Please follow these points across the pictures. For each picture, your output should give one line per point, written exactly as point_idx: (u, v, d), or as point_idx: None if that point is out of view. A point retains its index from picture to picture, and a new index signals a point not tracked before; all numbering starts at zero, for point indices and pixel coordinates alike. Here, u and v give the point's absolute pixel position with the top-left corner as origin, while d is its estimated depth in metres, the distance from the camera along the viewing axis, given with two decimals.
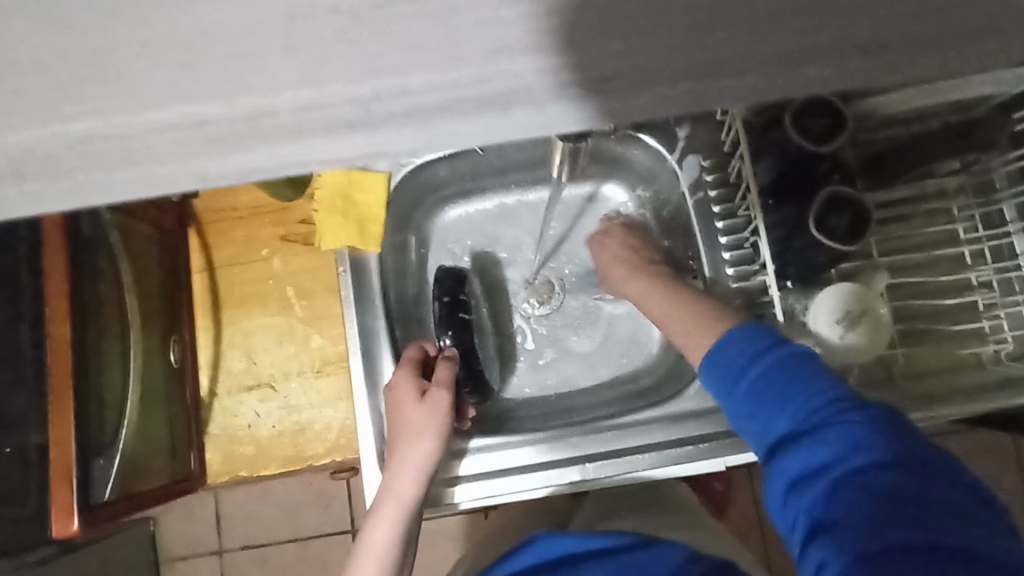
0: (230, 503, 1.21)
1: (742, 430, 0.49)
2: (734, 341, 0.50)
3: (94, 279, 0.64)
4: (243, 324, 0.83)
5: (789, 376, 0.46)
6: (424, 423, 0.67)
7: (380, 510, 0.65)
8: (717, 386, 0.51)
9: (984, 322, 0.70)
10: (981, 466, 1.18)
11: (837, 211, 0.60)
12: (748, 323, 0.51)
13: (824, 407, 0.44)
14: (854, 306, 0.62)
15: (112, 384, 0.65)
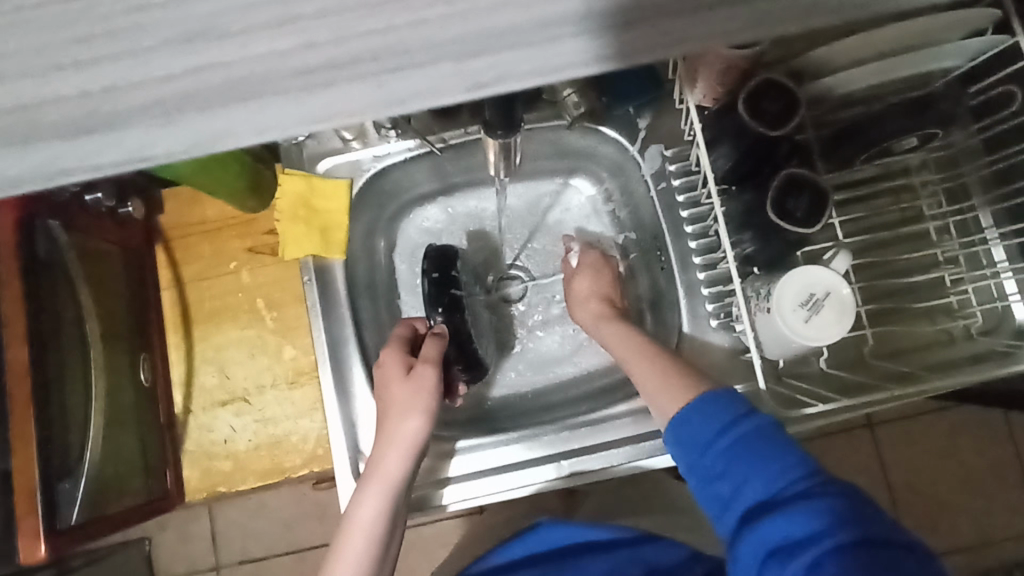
0: (224, 519, 1.20)
1: (708, 493, 0.50)
2: (707, 406, 0.52)
3: (53, 300, 0.64)
4: (214, 339, 0.83)
5: (761, 448, 0.49)
6: (410, 400, 0.65)
7: (365, 489, 0.63)
8: (684, 448, 0.53)
9: (952, 297, 0.70)
10: (973, 442, 1.17)
11: (794, 193, 0.59)
12: (724, 390, 0.53)
13: (801, 488, 0.47)
14: (818, 288, 0.61)
15: (75, 406, 0.64)
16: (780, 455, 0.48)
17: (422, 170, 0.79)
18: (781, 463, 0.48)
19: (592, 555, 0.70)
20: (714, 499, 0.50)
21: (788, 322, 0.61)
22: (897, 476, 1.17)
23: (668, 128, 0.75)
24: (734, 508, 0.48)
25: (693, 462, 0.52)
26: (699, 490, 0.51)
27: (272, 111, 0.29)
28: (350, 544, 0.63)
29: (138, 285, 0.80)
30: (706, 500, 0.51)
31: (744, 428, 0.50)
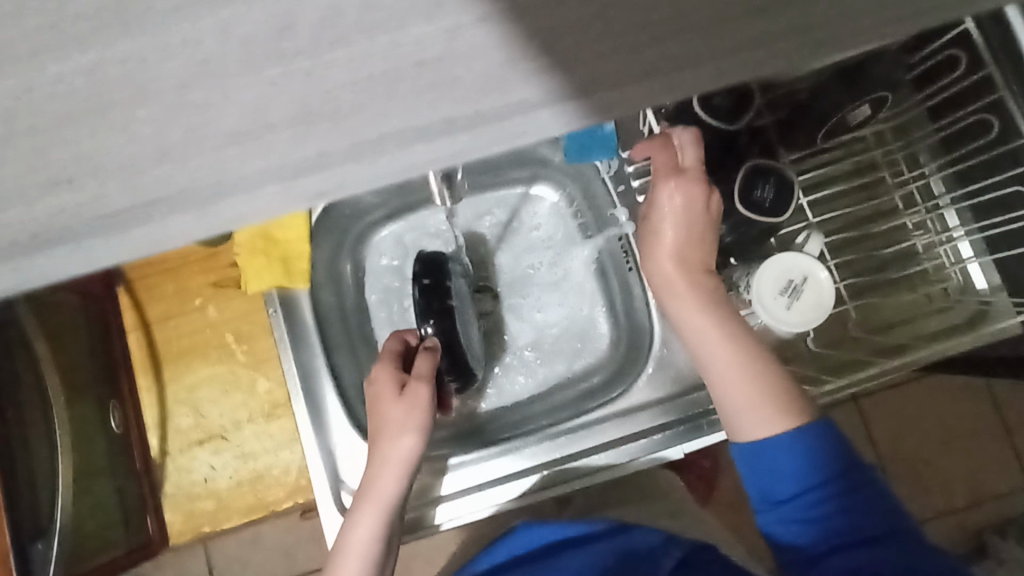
0: (220, 552, 1.19)
1: (790, 524, 0.49)
2: (808, 441, 0.50)
3: (8, 358, 0.62)
4: (185, 379, 0.81)
5: (871, 500, 0.48)
6: (404, 418, 0.64)
7: (360, 509, 0.63)
8: (763, 474, 0.52)
9: (927, 262, 0.70)
10: (951, 405, 1.20)
11: (761, 181, 0.59)
12: (826, 425, 0.51)
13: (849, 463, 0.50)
14: (796, 274, 0.62)
15: (41, 464, 0.63)
16: (886, 512, 0.48)
17: (379, 193, 0.78)
18: (881, 516, 0.47)
19: (573, 550, 0.69)
20: (799, 535, 0.49)
21: (770, 309, 0.61)
22: (883, 446, 1.19)
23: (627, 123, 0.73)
24: (819, 545, 0.47)
25: (783, 495, 0.50)
26: (775, 522, 0.50)
27: (114, 244, 0.20)
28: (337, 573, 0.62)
29: (102, 333, 0.79)
30: (780, 532, 0.50)
31: (857, 477, 0.49)
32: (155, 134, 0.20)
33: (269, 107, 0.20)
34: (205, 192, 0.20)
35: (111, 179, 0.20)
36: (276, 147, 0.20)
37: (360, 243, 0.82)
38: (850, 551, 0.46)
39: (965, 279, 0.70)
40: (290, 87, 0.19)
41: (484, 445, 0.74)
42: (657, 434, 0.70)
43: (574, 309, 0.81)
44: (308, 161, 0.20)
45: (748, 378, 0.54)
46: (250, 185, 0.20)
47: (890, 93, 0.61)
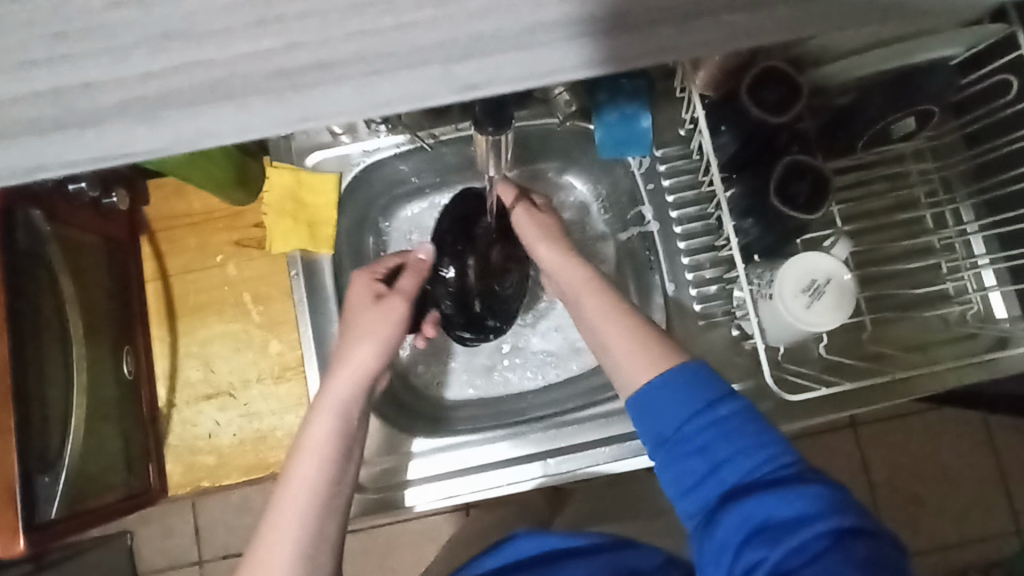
0: (208, 512, 1.19)
1: (680, 465, 0.49)
2: (681, 384, 0.50)
3: (34, 288, 0.63)
4: (199, 333, 0.82)
5: (744, 428, 0.48)
6: (372, 323, 0.63)
7: (332, 379, 0.60)
8: (649, 421, 0.51)
9: (948, 284, 0.70)
10: (953, 441, 1.19)
11: (796, 177, 0.60)
12: (699, 364, 0.51)
13: (776, 466, 0.47)
14: (819, 275, 0.61)
15: (55, 397, 0.64)
16: (763, 439, 0.48)
17: (409, 168, 0.79)
18: (761, 446, 0.47)
19: (574, 561, 0.68)
20: (686, 475, 0.49)
21: (789, 307, 0.61)
22: (879, 475, 1.18)
23: (665, 118, 0.74)
24: (703, 482, 0.48)
25: (667, 431, 0.50)
26: (663, 463, 0.50)
27: (221, 118, 0.30)
28: (310, 459, 0.57)
29: (123, 277, 0.79)
30: (668, 476, 0.50)
31: (724, 408, 0.49)
32: (278, 47, 0.29)
33: (360, 43, 0.29)
34: (294, 90, 0.30)
35: (238, 85, 0.30)
36: (353, 71, 0.29)
37: (387, 214, 0.82)
38: (746, 493, 0.46)
39: (986, 307, 0.70)
40: (377, 30, 0.29)
41: (485, 428, 0.75)
42: None
43: None
44: (379, 76, 0.30)
45: (628, 332, 0.56)
46: (327, 93, 0.30)
47: (936, 108, 0.64)
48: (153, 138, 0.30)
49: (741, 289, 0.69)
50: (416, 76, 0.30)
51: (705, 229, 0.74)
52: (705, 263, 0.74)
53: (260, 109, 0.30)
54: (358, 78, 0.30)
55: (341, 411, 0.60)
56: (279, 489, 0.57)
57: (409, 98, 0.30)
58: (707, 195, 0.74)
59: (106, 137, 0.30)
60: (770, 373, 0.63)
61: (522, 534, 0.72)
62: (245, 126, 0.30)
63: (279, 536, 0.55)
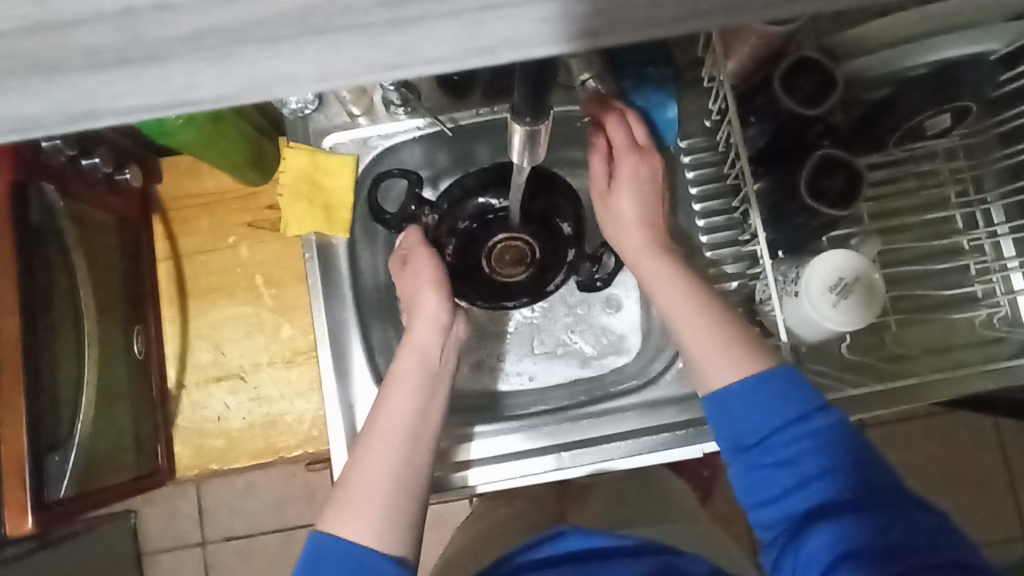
0: (212, 494, 1.19)
1: (762, 473, 0.50)
2: (768, 390, 0.51)
3: (47, 263, 0.62)
4: (209, 316, 0.81)
5: (836, 443, 0.49)
6: (419, 280, 0.64)
7: (414, 328, 0.62)
8: (730, 425, 0.53)
9: (977, 285, 0.69)
10: (964, 447, 1.18)
11: (829, 173, 0.59)
12: (793, 370, 0.52)
13: (866, 487, 0.47)
14: (847, 272, 0.60)
15: (67, 376, 0.63)
16: (850, 462, 0.48)
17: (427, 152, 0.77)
18: (850, 466, 0.48)
19: (621, 558, 0.68)
20: (769, 483, 0.50)
21: (816, 306, 0.60)
22: None
23: (691, 108, 0.72)
24: (790, 490, 0.49)
25: (750, 441, 0.51)
26: (741, 472, 0.52)
27: None
28: (395, 399, 0.58)
29: (134, 257, 0.78)
30: (747, 481, 0.52)
31: (816, 422, 0.50)
32: None
33: None
34: None
35: None
36: None
37: None
38: (834, 512, 0.47)
39: (1013, 311, 0.68)
40: None
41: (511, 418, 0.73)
42: (677, 429, 0.69)
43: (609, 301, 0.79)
44: None
45: (710, 330, 0.55)
46: None
47: (973, 105, 0.62)
48: (100, 99, 0.19)
49: (765, 286, 0.67)
50: (475, 22, 0.19)
51: (728, 223, 0.73)
52: (728, 258, 0.72)
53: (253, 56, 0.19)
54: (393, 12, 0.18)
55: (424, 353, 0.60)
56: (366, 431, 0.57)
57: (477, 49, 0.19)
58: (731, 189, 0.72)
59: (5, 102, 0.19)
60: None
61: (567, 533, 0.73)
62: (238, 84, 0.19)
63: (362, 475, 0.54)
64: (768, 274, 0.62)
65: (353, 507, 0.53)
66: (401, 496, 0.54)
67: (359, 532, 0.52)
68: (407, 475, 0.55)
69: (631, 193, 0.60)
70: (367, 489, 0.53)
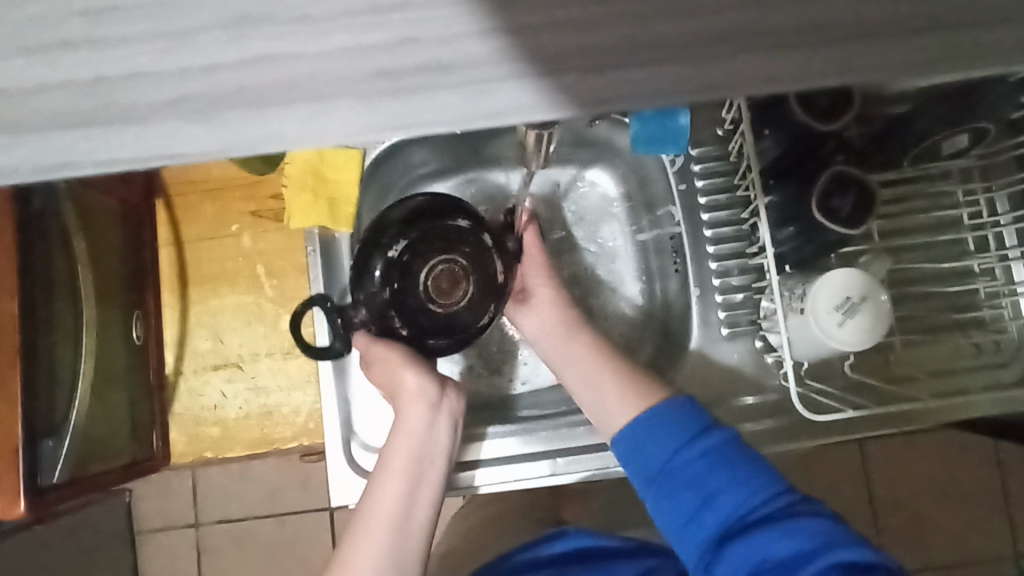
0: (207, 478, 1.19)
1: (671, 501, 0.50)
2: (668, 417, 0.52)
3: (46, 248, 0.61)
4: (210, 303, 0.81)
5: (734, 459, 0.49)
6: (396, 365, 0.59)
7: (404, 409, 0.59)
8: (638, 458, 0.52)
9: (985, 310, 0.68)
10: (964, 467, 1.17)
11: (840, 191, 0.58)
12: (687, 400, 0.53)
13: (769, 498, 0.48)
14: (854, 292, 0.59)
15: (63, 361, 0.63)
16: (751, 473, 0.49)
17: (436, 148, 0.76)
18: (751, 478, 0.48)
19: (620, 563, 0.68)
20: (676, 509, 0.49)
21: (820, 324, 0.59)
22: (884, 493, 1.17)
23: (704, 116, 0.71)
24: (699, 515, 0.49)
25: (654, 470, 0.51)
26: (653, 500, 0.51)
27: (187, 126, 0.23)
28: (384, 488, 0.56)
29: (137, 242, 0.78)
30: (660, 513, 0.51)
31: (709, 442, 0.50)
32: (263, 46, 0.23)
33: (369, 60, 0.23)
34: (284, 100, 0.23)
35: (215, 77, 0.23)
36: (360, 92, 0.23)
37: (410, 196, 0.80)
38: (750, 530, 0.47)
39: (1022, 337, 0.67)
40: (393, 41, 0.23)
41: (513, 421, 0.73)
42: None
43: (612, 307, 0.79)
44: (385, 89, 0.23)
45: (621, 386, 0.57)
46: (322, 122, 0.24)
47: (992, 127, 0.60)
48: (141, 146, 0.23)
49: (770, 300, 0.66)
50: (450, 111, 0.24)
51: (736, 234, 0.72)
52: (734, 269, 0.72)
53: (271, 121, 0.24)
54: (403, 97, 0.23)
55: (416, 442, 0.58)
56: (356, 520, 0.56)
57: (445, 122, 0.24)
58: (741, 200, 0.71)
59: (65, 148, 0.23)
60: (796, 390, 0.61)
61: (569, 531, 0.72)
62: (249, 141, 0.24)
63: (355, 569, 0.54)
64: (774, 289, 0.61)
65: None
66: None
67: None
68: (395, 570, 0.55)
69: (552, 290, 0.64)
70: None
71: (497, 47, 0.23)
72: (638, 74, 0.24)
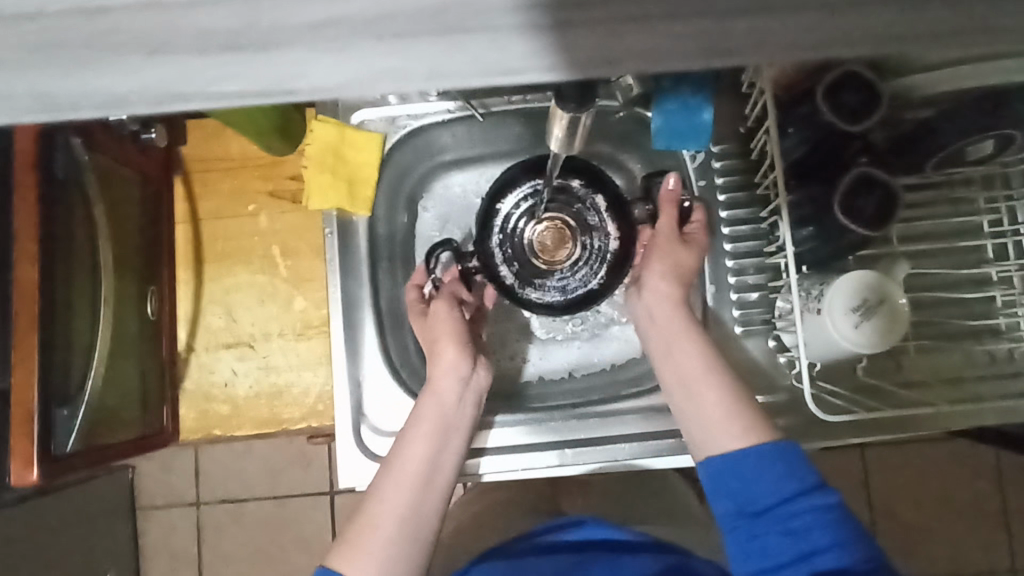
0: (211, 457, 1.20)
1: (761, 543, 0.49)
2: (782, 459, 0.50)
3: (67, 217, 0.61)
4: (224, 281, 0.81)
5: (842, 520, 0.48)
6: (438, 331, 0.64)
7: (435, 374, 0.61)
8: (733, 496, 0.51)
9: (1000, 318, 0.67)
10: (967, 477, 1.17)
11: (864, 192, 0.57)
12: (799, 448, 0.51)
13: (866, 564, 0.46)
14: (872, 294, 0.59)
15: (79, 331, 0.63)
16: (853, 536, 0.47)
17: (456, 134, 0.76)
18: (855, 542, 0.47)
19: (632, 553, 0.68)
20: (767, 554, 0.49)
21: (837, 325, 0.59)
22: (886, 500, 1.17)
23: (727, 113, 0.71)
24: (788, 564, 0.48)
25: (754, 510, 0.50)
26: (741, 539, 0.50)
27: (249, 63, 0.25)
28: (412, 445, 0.57)
29: (154, 216, 0.78)
30: (745, 552, 0.50)
31: (820, 498, 0.49)
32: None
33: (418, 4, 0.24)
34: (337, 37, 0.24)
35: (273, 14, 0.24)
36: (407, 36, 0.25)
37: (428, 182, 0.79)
38: None
39: None
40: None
41: (523, 410, 0.74)
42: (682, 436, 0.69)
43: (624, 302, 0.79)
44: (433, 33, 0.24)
45: (730, 414, 0.53)
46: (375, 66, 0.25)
47: (1018, 134, 0.60)
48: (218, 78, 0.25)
49: (786, 300, 0.66)
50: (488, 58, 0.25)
51: (754, 233, 0.72)
52: (750, 268, 0.72)
53: (334, 60, 0.25)
54: (450, 42, 0.24)
55: (445, 406, 0.60)
56: (380, 474, 0.56)
57: (483, 72, 0.25)
58: (761, 198, 0.71)
59: (133, 75, 0.25)
60: (810, 391, 0.60)
61: (589, 520, 0.72)
62: (307, 83, 0.25)
63: (375, 519, 0.54)
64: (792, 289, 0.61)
65: (367, 552, 0.52)
66: (409, 547, 0.54)
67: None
68: (413, 527, 0.54)
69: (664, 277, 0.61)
70: (376, 535, 0.53)
71: (541, 11, 0.24)
72: (683, 30, 0.25)
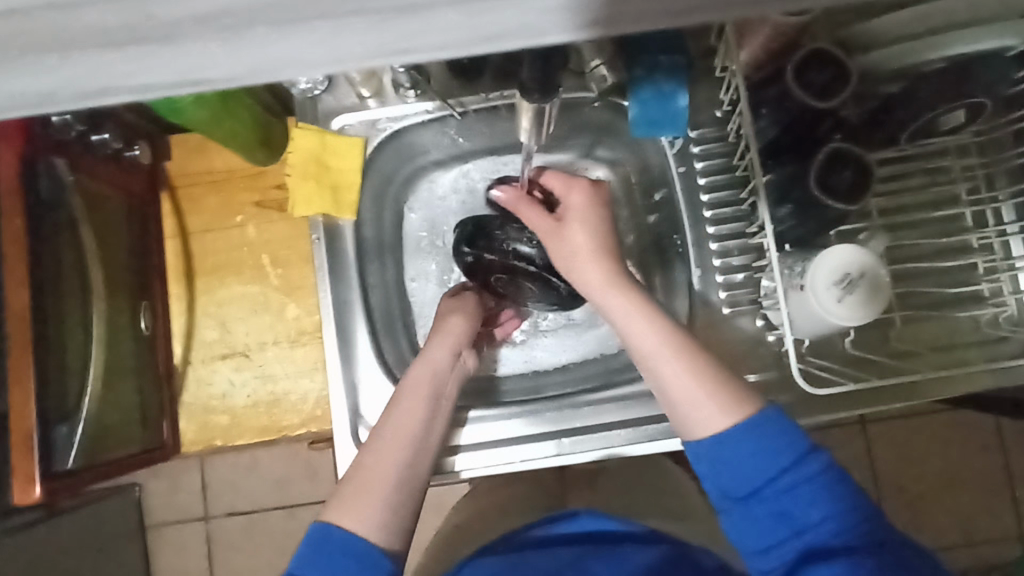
0: (216, 471, 1.21)
1: (759, 522, 0.51)
2: (771, 434, 0.52)
3: (55, 239, 0.62)
4: (217, 294, 0.82)
5: (833, 484, 0.50)
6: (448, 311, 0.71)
7: (430, 345, 0.67)
8: (722, 474, 0.53)
9: (983, 284, 0.68)
10: (967, 444, 1.18)
11: (836, 167, 0.58)
12: (782, 413, 0.53)
13: (857, 534, 0.49)
14: (853, 268, 0.60)
15: (74, 351, 0.64)
16: (849, 511, 0.49)
17: (437, 135, 0.77)
18: (847, 511, 0.49)
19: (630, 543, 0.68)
20: (764, 533, 0.51)
21: (820, 300, 0.60)
22: (888, 472, 1.17)
23: (703, 98, 0.72)
24: (789, 540, 0.50)
25: (746, 488, 0.51)
26: (738, 518, 0.52)
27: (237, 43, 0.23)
28: (407, 409, 0.61)
29: (142, 233, 0.78)
30: (744, 529, 0.52)
31: (812, 466, 0.50)
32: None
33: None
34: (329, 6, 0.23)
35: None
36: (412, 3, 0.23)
37: (413, 183, 0.81)
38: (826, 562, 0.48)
39: (1020, 311, 0.67)
40: None
41: (516, 403, 0.74)
42: None
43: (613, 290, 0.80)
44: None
45: (699, 380, 0.55)
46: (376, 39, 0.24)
47: (988, 102, 0.61)
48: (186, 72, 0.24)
49: (771, 279, 0.67)
50: (461, 22, 0.23)
51: (736, 215, 0.72)
52: (735, 249, 0.73)
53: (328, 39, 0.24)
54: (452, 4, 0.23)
55: (438, 373, 0.64)
56: (377, 434, 0.59)
57: (477, 37, 0.24)
58: (741, 180, 0.72)
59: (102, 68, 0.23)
60: (798, 367, 0.61)
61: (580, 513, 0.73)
62: (298, 61, 0.24)
63: (372, 473, 0.56)
64: (774, 267, 0.62)
65: (363, 504, 0.54)
66: (402, 506, 0.56)
67: (362, 527, 0.53)
68: (406, 484, 0.57)
69: (586, 259, 0.61)
70: (375, 490, 0.55)
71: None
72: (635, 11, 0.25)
